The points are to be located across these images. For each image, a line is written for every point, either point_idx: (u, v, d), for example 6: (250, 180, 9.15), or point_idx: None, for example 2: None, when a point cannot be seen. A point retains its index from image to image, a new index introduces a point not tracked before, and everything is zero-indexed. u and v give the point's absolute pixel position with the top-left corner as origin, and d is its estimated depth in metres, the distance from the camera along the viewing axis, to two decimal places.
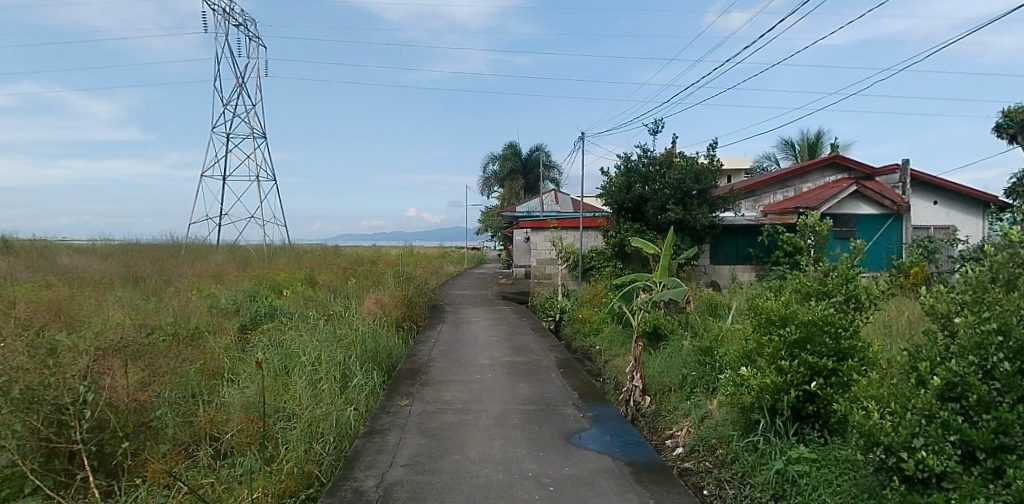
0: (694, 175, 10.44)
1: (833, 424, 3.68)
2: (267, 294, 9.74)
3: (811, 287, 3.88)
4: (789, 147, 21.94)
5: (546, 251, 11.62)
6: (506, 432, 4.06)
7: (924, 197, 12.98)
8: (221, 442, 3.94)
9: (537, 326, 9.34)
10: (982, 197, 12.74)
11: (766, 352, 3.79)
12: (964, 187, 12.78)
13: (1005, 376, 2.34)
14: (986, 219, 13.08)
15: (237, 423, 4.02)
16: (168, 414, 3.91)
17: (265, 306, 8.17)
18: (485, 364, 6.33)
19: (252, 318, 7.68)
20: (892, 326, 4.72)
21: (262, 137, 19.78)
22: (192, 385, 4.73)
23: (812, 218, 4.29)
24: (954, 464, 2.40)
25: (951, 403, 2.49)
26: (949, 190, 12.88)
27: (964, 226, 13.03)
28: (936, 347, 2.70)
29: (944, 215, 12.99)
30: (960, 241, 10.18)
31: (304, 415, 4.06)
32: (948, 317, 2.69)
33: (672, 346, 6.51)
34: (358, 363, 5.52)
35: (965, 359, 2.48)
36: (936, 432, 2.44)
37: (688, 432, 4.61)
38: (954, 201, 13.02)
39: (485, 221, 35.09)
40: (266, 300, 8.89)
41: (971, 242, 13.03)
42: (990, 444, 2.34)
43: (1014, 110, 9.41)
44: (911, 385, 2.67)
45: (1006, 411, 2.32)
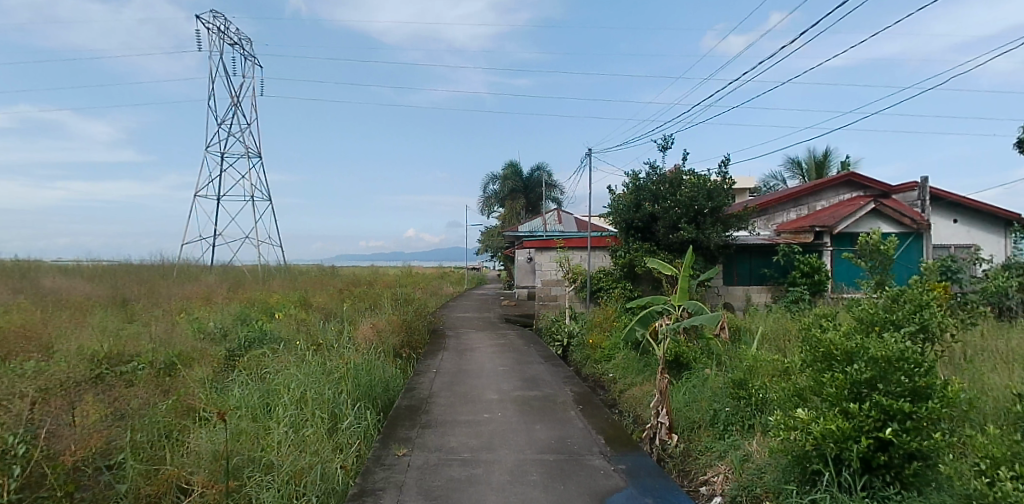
0: (707, 193, 9.91)
1: (910, 478, 3.10)
2: (258, 317, 9.18)
3: (875, 316, 3.35)
4: (795, 166, 21.44)
5: (552, 273, 11.07)
6: (523, 493, 3.59)
7: (943, 216, 12.49)
8: (190, 495, 3.42)
9: (546, 353, 8.77)
10: (1005, 215, 12.22)
11: (827, 392, 3.24)
12: (987, 205, 12.25)
13: None
14: (1010, 238, 12.54)
15: (207, 473, 3.51)
16: (129, 462, 3.39)
17: (255, 330, 7.57)
18: (493, 399, 5.77)
19: (241, 342, 7.09)
20: (956, 360, 4.22)
21: (257, 156, 19.27)
22: (162, 425, 4.19)
23: (873, 236, 3.80)
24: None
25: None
26: (970, 208, 12.37)
27: (987, 245, 12.48)
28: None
29: (966, 233, 12.47)
30: (986, 261, 9.06)
31: (283, 470, 3.65)
32: None
33: (697, 377, 5.95)
34: (349, 401, 5.03)
35: None
36: None
37: (727, 479, 4.09)
38: (975, 219, 12.51)
39: (485, 241, 34.47)
40: (257, 323, 8.32)
41: (995, 261, 12.49)
42: None
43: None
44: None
45: None
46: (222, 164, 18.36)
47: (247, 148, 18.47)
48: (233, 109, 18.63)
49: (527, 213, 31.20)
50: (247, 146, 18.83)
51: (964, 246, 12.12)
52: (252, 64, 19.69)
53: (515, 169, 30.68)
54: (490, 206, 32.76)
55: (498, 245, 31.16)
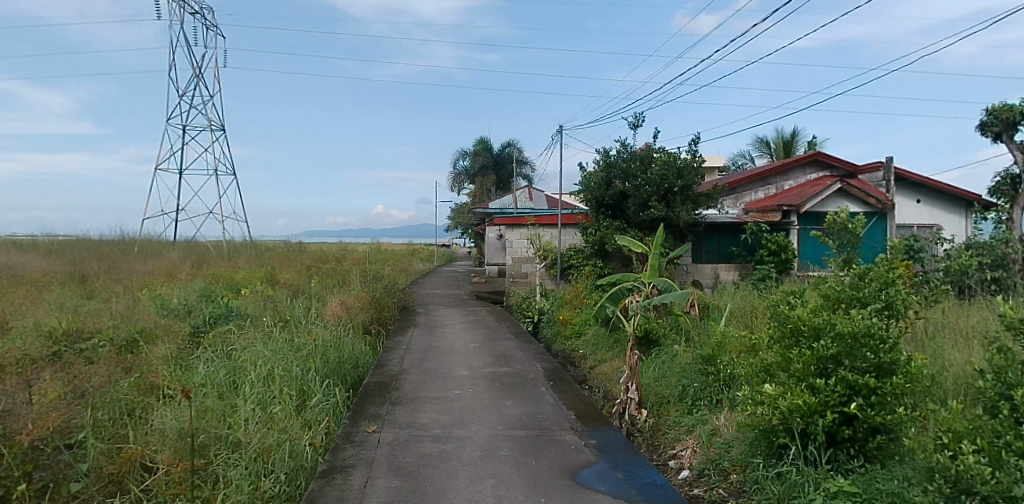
0: (677, 171, 9.96)
1: (872, 450, 3.19)
2: (224, 294, 8.95)
3: (841, 293, 3.42)
4: (764, 146, 21.74)
5: (522, 250, 11.03)
6: (495, 469, 3.59)
7: (907, 196, 12.84)
8: (153, 474, 3.32)
9: (516, 329, 8.79)
10: (965, 195, 12.64)
11: (795, 368, 3.30)
12: (948, 186, 12.63)
13: None
14: (970, 219, 12.96)
15: (171, 452, 3.41)
16: (91, 440, 3.31)
17: (221, 306, 7.39)
18: (464, 376, 5.76)
19: (206, 319, 6.91)
20: (921, 339, 4.32)
21: (220, 129, 18.64)
22: (125, 402, 4.06)
23: (840, 214, 3.85)
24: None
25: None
26: (932, 189, 12.74)
27: (947, 225, 12.89)
28: (1020, 369, 2.08)
29: (927, 213, 12.86)
30: (947, 240, 9.33)
31: (251, 447, 3.57)
32: None
33: (666, 354, 6.03)
34: (317, 378, 4.95)
35: None
36: None
37: (695, 452, 4.16)
38: (937, 200, 12.89)
39: (455, 218, 34.23)
40: (222, 300, 8.12)
41: (956, 241, 12.90)
42: None
43: (998, 107, 8.56)
44: (990, 420, 2.12)
45: None
46: (183, 137, 17.71)
47: (209, 120, 17.84)
48: (196, 80, 17.95)
49: (498, 189, 31.04)
50: (209, 119, 18.18)
51: (926, 225, 12.48)
52: (214, 34, 18.95)
53: (486, 145, 30.42)
54: (461, 183, 32.48)
55: (468, 222, 30.99)
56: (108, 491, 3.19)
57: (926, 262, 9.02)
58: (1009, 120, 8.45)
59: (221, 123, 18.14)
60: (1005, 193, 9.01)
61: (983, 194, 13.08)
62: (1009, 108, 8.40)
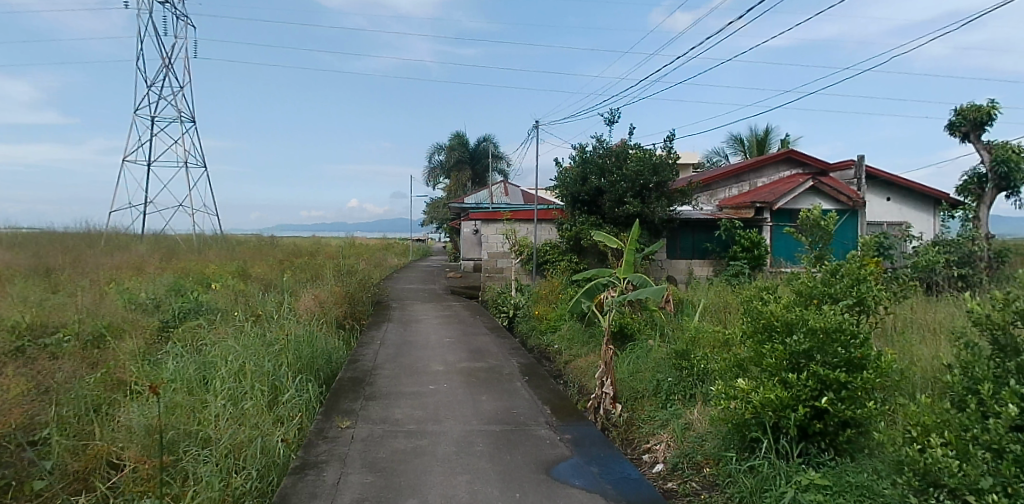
0: (652, 167, 10.01)
1: (842, 444, 3.25)
2: (194, 287, 8.74)
3: (813, 289, 3.47)
4: (738, 143, 22.03)
5: (498, 245, 11.02)
6: (470, 464, 3.57)
7: (877, 194, 13.15)
8: (121, 471, 3.24)
9: (492, 324, 8.77)
10: (934, 194, 12.99)
11: (767, 362, 3.34)
12: (917, 184, 12.96)
13: None
14: (938, 217, 13.31)
15: (140, 449, 3.32)
16: (56, 436, 3.22)
17: (191, 300, 7.21)
18: (439, 371, 5.71)
19: (175, 313, 6.73)
20: (893, 334, 4.40)
21: (190, 120, 18.19)
22: (93, 397, 3.91)
23: (816, 210, 3.91)
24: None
25: (1020, 434, 1.89)
26: (902, 187, 13.07)
27: (916, 223, 13.23)
28: (987, 364, 2.11)
29: (897, 211, 13.18)
30: (916, 238, 9.55)
31: (221, 443, 3.49)
32: (1005, 330, 2.03)
33: (641, 348, 6.07)
34: (290, 374, 4.86)
35: None
36: (1010, 471, 1.82)
37: (669, 446, 4.19)
38: (906, 198, 13.22)
39: (431, 212, 34.02)
40: (192, 294, 7.93)
41: (924, 238, 13.23)
42: None
43: (967, 107, 8.79)
44: (958, 414, 2.15)
45: None
46: (151, 128, 17.22)
47: (179, 111, 17.41)
48: (165, 70, 17.45)
49: (473, 184, 30.91)
50: (179, 109, 17.71)
51: (895, 223, 12.78)
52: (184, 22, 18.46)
53: (462, 139, 30.25)
54: (436, 177, 32.28)
55: (444, 216, 30.81)
56: (74, 488, 3.08)
57: (894, 259, 9.25)
58: (978, 120, 8.68)
59: (192, 114, 17.70)
60: (971, 192, 9.26)
61: (950, 193, 13.46)
62: (978, 108, 8.63)
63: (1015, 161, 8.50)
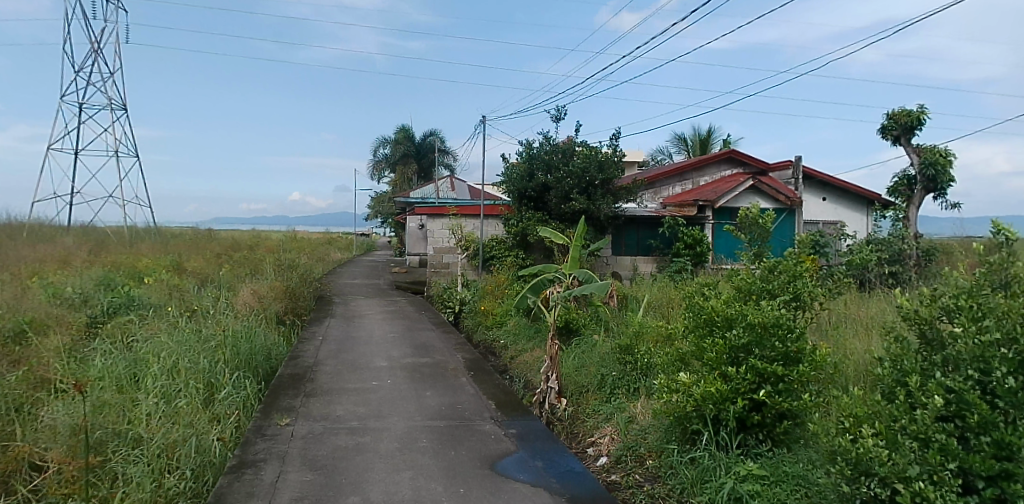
0: (598, 164, 10.11)
1: (779, 435, 3.35)
2: (123, 281, 8.26)
3: (752, 285, 3.58)
4: (681, 142, 22.61)
5: (444, 240, 10.91)
6: (413, 460, 3.48)
7: (814, 194, 13.79)
8: (45, 473, 3.03)
9: (437, 320, 8.66)
10: (867, 195, 13.73)
11: (708, 356, 3.42)
12: (851, 186, 13.66)
13: (1009, 394, 1.82)
14: (870, 216, 14.06)
15: (64, 450, 3.11)
16: None
17: (121, 295, 6.79)
18: (383, 367, 5.58)
19: (103, 308, 6.34)
20: (830, 329, 4.59)
21: (121, 107, 17.15)
22: (12, 396, 3.63)
23: (752, 209, 4.03)
24: (957, 497, 1.87)
25: (945, 423, 1.97)
26: (837, 188, 13.75)
27: (850, 222, 13.94)
28: (914, 357, 2.18)
29: (832, 210, 13.86)
30: (848, 237, 10.03)
31: (154, 443, 3.31)
32: (931, 324, 2.13)
33: (586, 343, 6.13)
34: (227, 371, 4.64)
35: (960, 373, 1.96)
36: (935, 460, 1.90)
37: (613, 440, 4.23)
38: (841, 198, 13.92)
39: (375, 206, 33.36)
40: (122, 288, 7.48)
41: (857, 237, 13.97)
42: (990, 470, 1.84)
43: (898, 112, 9.31)
44: (885, 403, 2.24)
45: (1014, 434, 1.80)
46: (77, 114, 16.16)
47: (108, 97, 16.40)
48: (93, 53, 16.38)
49: (419, 179, 30.52)
50: (108, 95, 16.69)
51: (830, 222, 13.40)
52: None
53: (409, 133, 29.80)
54: (382, 171, 31.69)
55: (389, 211, 30.30)
56: None
57: (830, 257, 9.68)
58: (908, 124, 9.21)
59: (123, 102, 16.74)
60: (901, 193, 9.81)
61: (880, 194, 14.23)
62: (908, 113, 9.17)
63: (941, 164, 9.12)
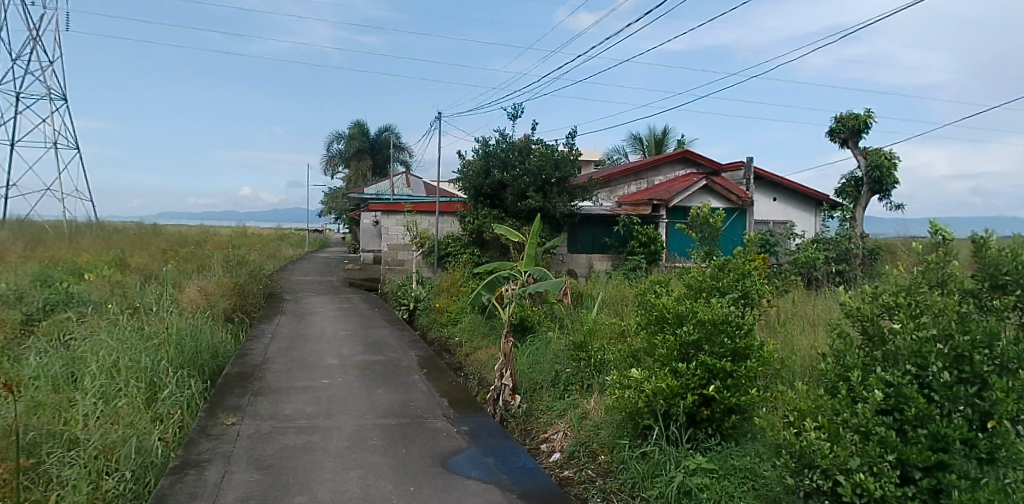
0: (554, 162, 10.12)
1: (728, 429, 3.41)
2: (60, 277, 7.80)
3: (703, 282, 3.64)
4: (637, 142, 22.98)
5: (398, 237, 10.75)
6: (362, 458, 3.39)
7: (765, 194, 14.23)
8: None
9: (391, 317, 8.52)
10: (815, 195, 14.26)
11: (660, 353, 3.45)
12: (799, 187, 14.15)
13: (945, 388, 1.90)
14: (818, 217, 14.60)
15: None
16: None
17: (57, 292, 6.41)
18: (334, 365, 5.44)
19: (38, 305, 5.97)
20: (780, 326, 4.72)
21: (60, 97, 16.22)
22: None
23: (702, 209, 4.09)
24: (896, 489, 1.93)
25: (885, 417, 2.04)
26: (786, 188, 14.23)
27: (799, 222, 14.46)
28: (856, 353, 2.24)
29: (782, 210, 14.33)
30: (797, 236, 10.37)
31: (90, 444, 3.14)
32: (872, 320, 2.19)
33: (540, 340, 6.13)
34: (172, 369, 4.43)
35: (900, 368, 2.03)
36: (874, 451, 1.96)
37: (566, 436, 4.23)
38: (791, 199, 14.41)
39: (329, 202, 32.62)
40: (57, 285, 7.07)
41: (806, 236, 14.49)
42: (927, 461, 1.90)
43: (846, 115, 9.68)
44: (828, 396, 2.30)
45: (948, 427, 1.88)
46: None
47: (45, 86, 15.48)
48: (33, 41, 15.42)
49: (374, 175, 30.01)
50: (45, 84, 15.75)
51: (779, 221, 13.85)
52: None
53: (364, 128, 29.28)
54: (336, 166, 31.01)
55: (343, 207, 29.68)
56: None
57: (779, 255, 9.99)
58: (854, 127, 9.59)
59: (63, 92, 15.87)
60: (848, 194, 10.19)
61: (828, 195, 14.78)
62: (855, 116, 9.55)
63: (887, 166, 9.52)
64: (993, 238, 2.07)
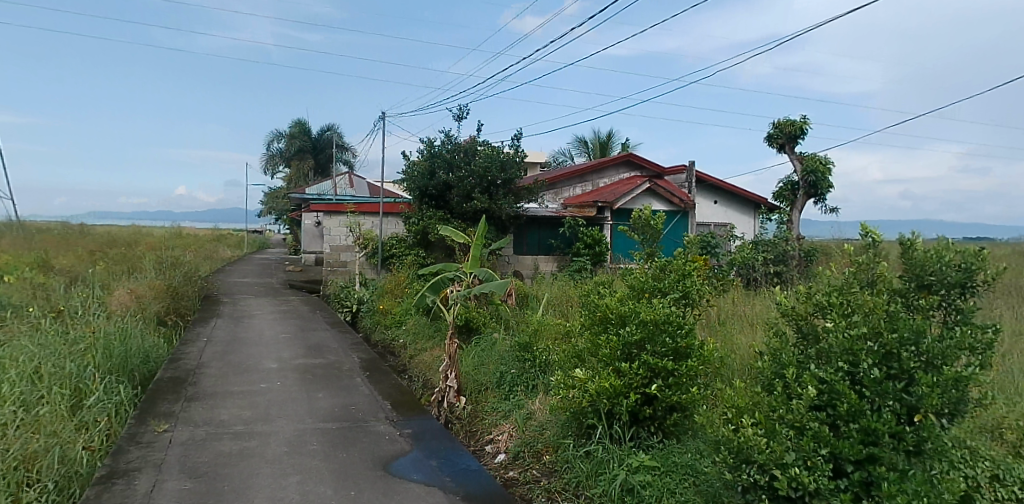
0: (500, 164, 10.10)
1: (669, 427, 3.46)
2: None
3: (645, 283, 3.69)
4: (581, 145, 23.30)
5: (341, 238, 10.46)
6: (302, 464, 3.25)
7: (705, 198, 14.69)
8: None
9: (333, 319, 8.28)
10: (753, 199, 14.81)
11: (603, 353, 3.48)
12: (738, 190, 14.68)
13: (875, 384, 1.97)
14: (756, 219, 15.18)
15: None
16: None
17: None
18: (273, 368, 5.22)
19: None
20: (721, 325, 4.86)
21: None
22: None
23: (644, 212, 4.15)
24: (828, 482, 2.00)
25: (818, 412, 2.10)
26: (725, 192, 14.74)
27: (739, 224, 14.99)
28: (791, 351, 2.31)
29: (722, 213, 14.83)
30: (736, 238, 10.74)
31: (9, 453, 2.89)
32: (806, 319, 2.26)
33: (485, 342, 6.08)
34: (99, 374, 4.15)
35: (832, 365, 2.10)
36: (808, 446, 2.02)
37: (511, 437, 4.21)
38: (730, 202, 14.93)
39: (269, 202, 31.53)
40: None
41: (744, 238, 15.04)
42: (858, 454, 1.97)
43: (783, 122, 10.11)
44: (765, 393, 2.35)
45: (877, 421, 1.95)
46: None
47: None
48: None
49: (317, 175, 29.24)
50: None
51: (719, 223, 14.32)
52: None
53: (305, 127, 28.48)
54: (276, 166, 30.02)
55: (284, 207, 28.75)
56: None
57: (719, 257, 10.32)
58: (791, 133, 10.03)
59: None
60: (785, 197, 10.63)
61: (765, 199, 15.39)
62: (792, 123, 9.99)
63: (821, 171, 9.98)
64: (918, 240, 2.17)
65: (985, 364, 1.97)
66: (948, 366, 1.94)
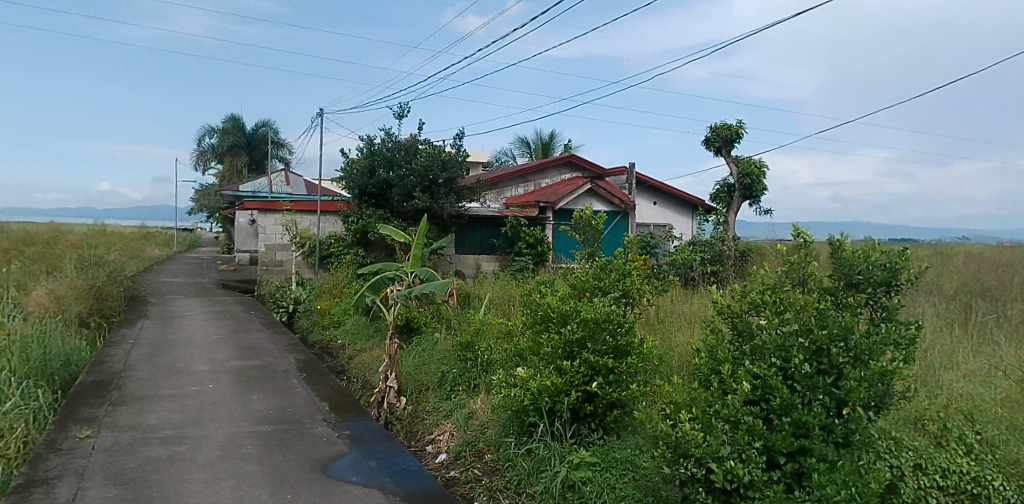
0: (441, 163, 9.99)
1: (609, 423, 3.49)
2: None
3: (586, 282, 3.72)
4: (524, 145, 23.43)
5: (277, 237, 10.08)
6: (235, 468, 3.09)
7: (645, 199, 15.05)
8: None
9: (268, 319, 7.97)
10: (690, 200, 15.29)
11: (545, 351, 3.49)
12: (676, 192, 15.12)
13: (805, 378, 2.06)
14: (693, 220, 15.68)
15: None
16: None
17: None
18: (204, 371, 4.96)
19: None
20: (661, 323, 4.97)
21: None
22: None
23: (586, 212, 4.19)
24: (761, 473, 2.06)
25: (752, 407, 2.17)
26: (664, 193, 15.15)
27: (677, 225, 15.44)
28: (727, 347, 2.38)
29: (660, 214, 15.24)
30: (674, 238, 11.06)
31: None
32: (742, 317, 2.34)
33: (427, 342, 5.99)
34: (14, 378, 3.83)
35: (765, 361, 2.17)
36: (743, 439, 2.08)
37: (453, 436, 4.15)
38: (669, 203, 15.36)
39: (199, 199, 30.06)
40: None
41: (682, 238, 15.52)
42: (790, 447, 2.05)
43: (719, 126, 10.48)
44: (701, 388, 2.40)
45: (807, 414, 2.03)
46: None
47: None
48: None
49: (251, 171, 28.10)
50: None
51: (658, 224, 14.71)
52: None
53: (238, 122, 27.33)
54: (206, 162, 28.66)
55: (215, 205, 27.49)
56: None
57: (658, 256, 10.60)
58: (727, 137, 10.41)
59: None
60: (721, 199, 11.02)
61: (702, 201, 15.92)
62: (728, 127, 10.37)
63: (755, 174, 10.41)
64: (848, 239, 2.27)
65: (908, 358, 2.08)
66: (874, 360, 2.04)
